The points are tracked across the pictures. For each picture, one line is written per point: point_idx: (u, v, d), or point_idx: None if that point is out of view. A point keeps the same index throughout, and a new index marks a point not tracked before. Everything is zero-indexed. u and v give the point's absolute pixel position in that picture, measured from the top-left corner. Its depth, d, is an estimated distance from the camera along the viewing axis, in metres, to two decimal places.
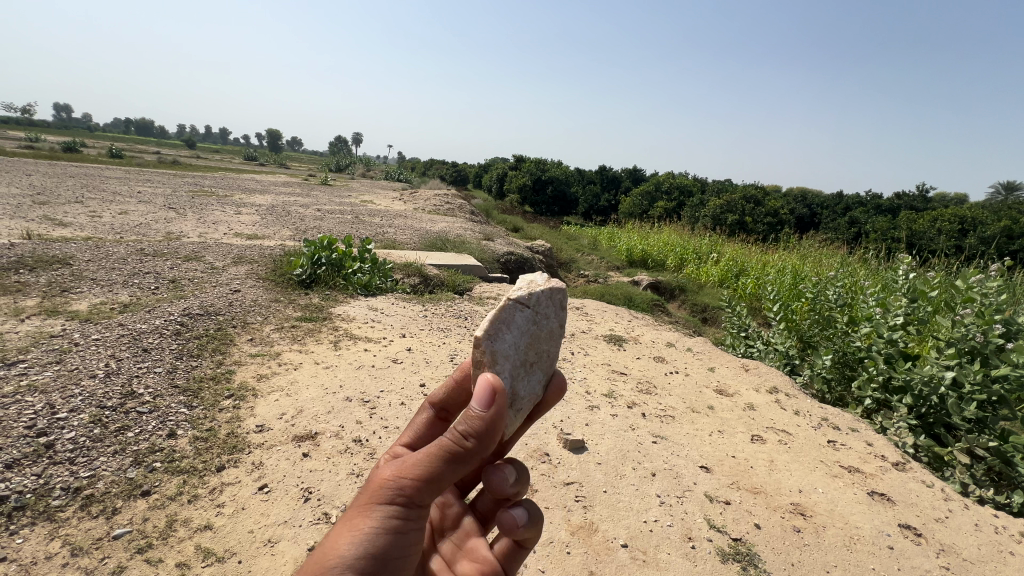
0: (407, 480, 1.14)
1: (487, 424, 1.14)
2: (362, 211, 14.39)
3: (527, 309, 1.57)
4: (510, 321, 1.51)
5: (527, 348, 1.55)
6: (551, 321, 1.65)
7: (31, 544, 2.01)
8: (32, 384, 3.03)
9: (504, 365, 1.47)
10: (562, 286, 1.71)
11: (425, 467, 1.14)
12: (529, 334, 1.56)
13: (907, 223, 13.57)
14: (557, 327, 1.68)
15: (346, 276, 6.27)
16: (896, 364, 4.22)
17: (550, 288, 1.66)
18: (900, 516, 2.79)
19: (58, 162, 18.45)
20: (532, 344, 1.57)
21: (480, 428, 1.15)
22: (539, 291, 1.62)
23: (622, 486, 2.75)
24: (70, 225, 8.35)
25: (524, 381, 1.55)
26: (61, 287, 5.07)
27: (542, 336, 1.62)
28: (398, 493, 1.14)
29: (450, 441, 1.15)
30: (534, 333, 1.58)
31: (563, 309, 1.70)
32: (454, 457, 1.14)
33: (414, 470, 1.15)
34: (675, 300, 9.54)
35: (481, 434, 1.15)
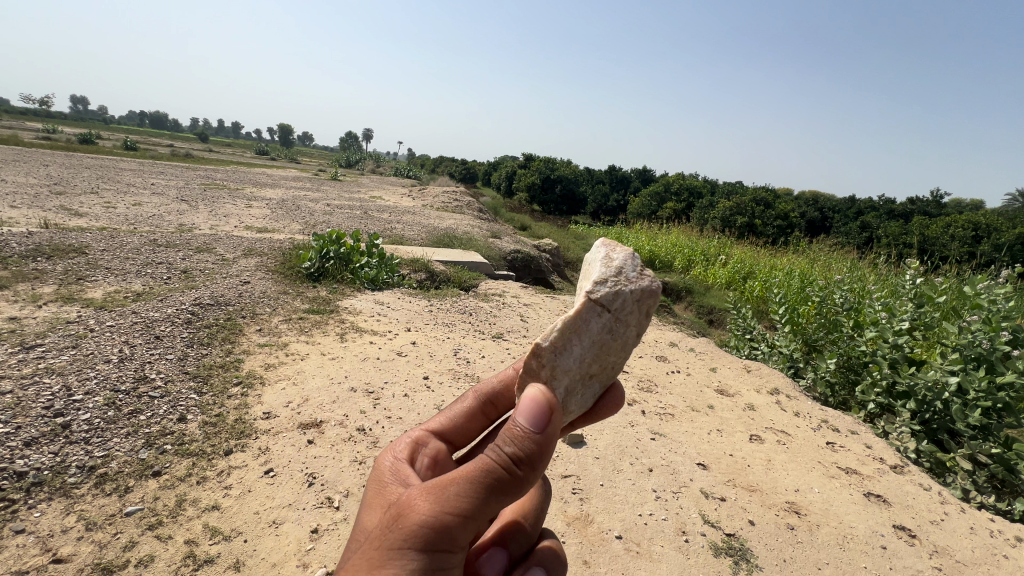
0: (440, 516, 1.02)
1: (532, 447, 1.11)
2: (371, 206, 14.53)
3: (605, 314, 1.42)
4: (579, 329, 1.40)
5: (592, 360, 1.45)
6: (628, 329, 1.48)
7: (48, 518, 2.10)
8: (49, 367, 3.14)
9: (564, 378, 1.41)
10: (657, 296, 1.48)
11: (464, 500, 1.04)
12: (599, 346, 1.44)
13: (919, 229, 13.42)
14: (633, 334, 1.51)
15: (354, 271, 6.36)
16: (900, 368, 4.23)
17: (641, 296, 1.46)
18: (895, 518, 2.82)
19: (75, 154, 18.80)
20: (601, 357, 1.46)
21: (525, 449, 1.13)
22: (625, 298, 1.44)
23: (619, 480, 2.80)
24: (85, 215, 8.53)
25: (580, 394, 1.48)
26: (77, 275, 5.21)
27: (614, 346, 1.48)
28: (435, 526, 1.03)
29: (492, 469, 1.08)
30: (606, 345, 1.45)
31: (648, 318, 1.50)
32: (494, 482, 1.08)
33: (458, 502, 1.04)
34: (681, 302, 9.54)
35: (524, 461, 1.12)
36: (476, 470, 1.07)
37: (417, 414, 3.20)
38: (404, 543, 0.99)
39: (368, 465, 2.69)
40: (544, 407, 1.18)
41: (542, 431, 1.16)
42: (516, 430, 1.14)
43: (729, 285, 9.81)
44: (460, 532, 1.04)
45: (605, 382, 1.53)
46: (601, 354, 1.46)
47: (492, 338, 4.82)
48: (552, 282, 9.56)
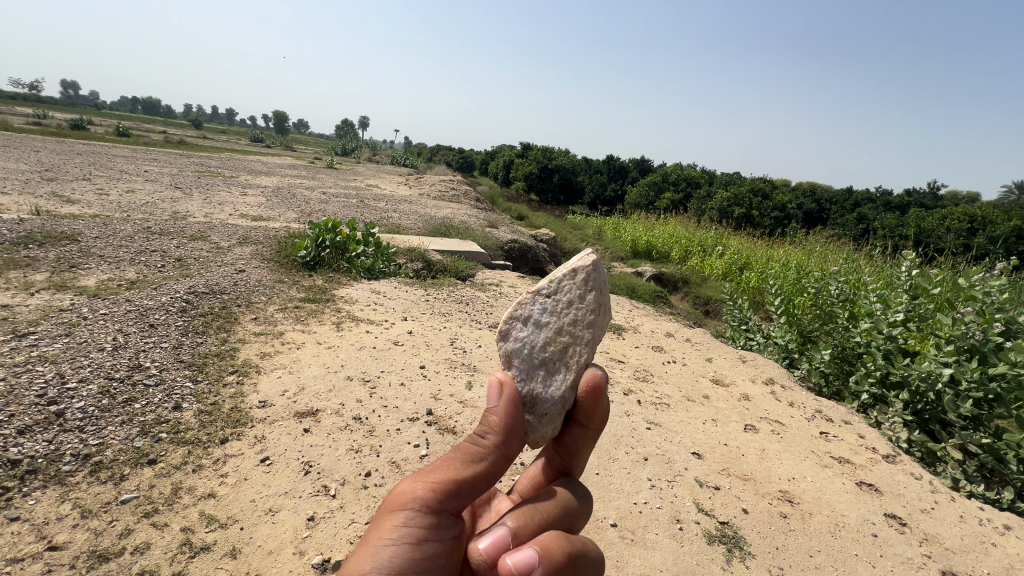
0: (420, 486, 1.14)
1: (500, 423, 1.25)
2: (367, 195, 14.42)
3: (544, 298, 1.53)
4: (524, 317, 1.53)
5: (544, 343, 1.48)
6: (574, 307, 1.50)
7: (43, 505, 2.09)
8: (42, 355, 3.12)
9: (519, 365, 1.46)
10: (593, 268, 1.51)
11: (440, 472, 1.17)
12: (544, 329, 1.50)
13: (915, 221, 13.44)
14: (584, 311, 1.50)
15: (350, 260, 6.33)
16: (894, 359, 4.26)
17: (573, 272, 1.53)
18: (886, 506, 2.85)
19: (67, 139, 18.55)
20: (555, 339, 1.47)
21: (498, 430, 1.26)
22: (559, 279, 1.53)
23: (614, 469, 2.81)
24: (77, 202, 8.43)
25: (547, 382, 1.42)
26: (70, 262, 5.15)
27: (567, 325, 1.49)
28: (416, 498, 1.13)
29: (466, 447, 1.22)
30: (554, 327, 1.49)
31: (591, 290, 1.50)
32: (470, 457, 1.21)
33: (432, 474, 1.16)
34: (677, 293, 9.56)
35: (497, 441, 1.25)
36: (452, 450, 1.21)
37: (413, 403, 3.20)
38: (389, 511, 1.12)
39: (364, 454, 2.69)
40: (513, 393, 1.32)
41: (513, 415, 1.29)
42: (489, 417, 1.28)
43: (725, 276, 9.82)
44: (442, 504, 1.14)
45: (578, 368, 1.44)
46: (555, 334, 1.47)
47: (488, 328, 4.82)
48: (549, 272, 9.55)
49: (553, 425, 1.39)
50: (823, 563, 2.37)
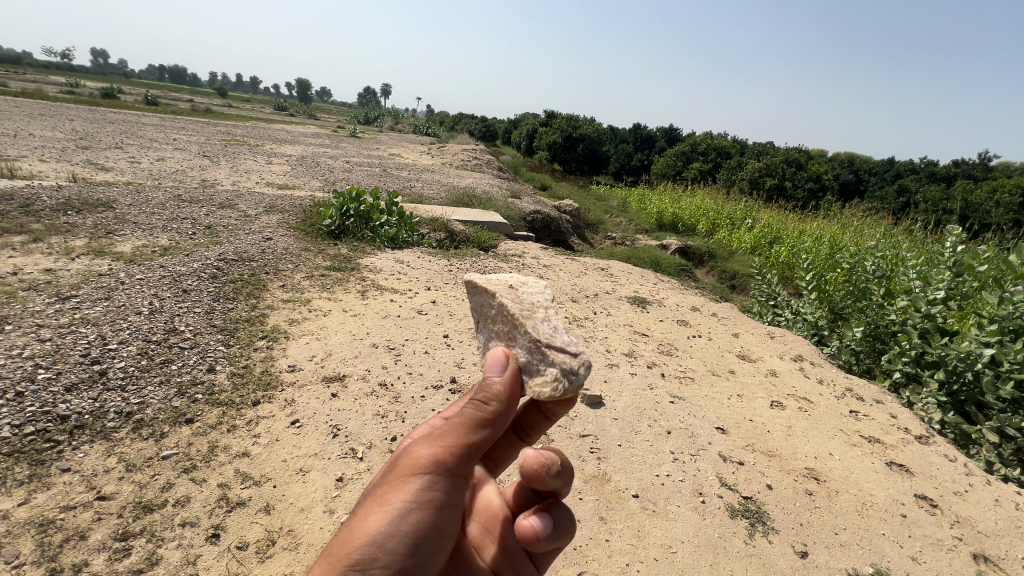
0: (439, 453, 1.07)
1: (506, 390, 1.13)
2: (390, 164, 14.37)
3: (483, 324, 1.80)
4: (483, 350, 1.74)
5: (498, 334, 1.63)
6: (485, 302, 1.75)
7: (91, 458, 2.21)
8: (84, 317, 3.25)
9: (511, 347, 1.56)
10: (474, 280, 1.83)
11: (456, 438, 1.09)
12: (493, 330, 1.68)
13: (962, 195, 12.71)
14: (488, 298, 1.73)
15: (374, 229, 6.36)
16: (931, 339, 4.09)
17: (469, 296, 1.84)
18: (917, 487, 2.79)
19: (99, 108, 18.88)
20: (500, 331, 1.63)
21: (502, 399, 1.15)
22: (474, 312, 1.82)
23: (637, 441, 2.81)
24: (111, 170, 8.63)
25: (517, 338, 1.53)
26: (106, 229, 5.31)
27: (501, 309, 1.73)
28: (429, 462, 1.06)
29: (477, 412, 1.12)
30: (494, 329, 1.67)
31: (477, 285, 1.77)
32: (484, 423, 1.12)
33: (445, 439, 1.08)
34: (703, 267, 9.34)
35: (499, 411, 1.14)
36: (462, 413, 1.12)
37: (438, 371, 3.25)
38: (409, 477, 1.05)
39: (390, 419, 2.75)
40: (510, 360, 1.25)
41: (518, 384, 1.21)
42: (494, 384, 1.17)
43: (755, 250, 9.53)
44: (458, 469, 1.09)
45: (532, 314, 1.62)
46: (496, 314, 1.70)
47: None
48: (572, 243, 9.42)
49: (544, 368, 1.38)
50: (848, 541, 2.34)
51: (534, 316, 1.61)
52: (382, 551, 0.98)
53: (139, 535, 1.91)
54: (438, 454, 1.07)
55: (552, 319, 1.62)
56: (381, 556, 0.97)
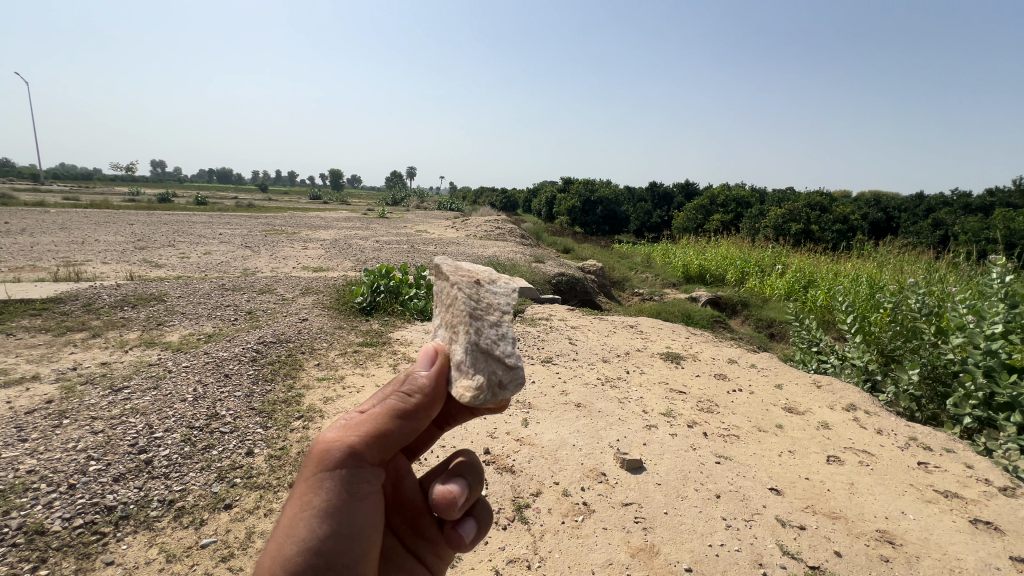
0: (349, 442, 1.09)
1: (429, 381, 1.23)
2: (417, 240, 15.04)
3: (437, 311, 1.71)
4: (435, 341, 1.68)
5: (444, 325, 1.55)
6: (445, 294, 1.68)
7: (134, 550, 2.23)
8: (134, 407, 3.41)
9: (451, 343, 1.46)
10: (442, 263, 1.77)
11: (368, 426, 1.13)
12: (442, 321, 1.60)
13: (1003, 223, 12.24)
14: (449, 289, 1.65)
15: (404, 302, 6.56)
16: (998, 377, 3.82)
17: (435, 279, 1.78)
18: (1012, 548, 2.48)
19: (156, 212, 20.78)
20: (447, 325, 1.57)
21: (424, 394, 1.23)
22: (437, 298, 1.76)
23: (684, 508, 2.64)
24: (164, 266, 9.35)
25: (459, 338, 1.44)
26: (157, 320, 5.68)
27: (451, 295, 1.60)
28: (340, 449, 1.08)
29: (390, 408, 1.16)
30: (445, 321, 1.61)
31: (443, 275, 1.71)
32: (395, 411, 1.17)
33: (362, 428, 1.12)
34: (736, 317, 9.12)
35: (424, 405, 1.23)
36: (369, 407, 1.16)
37: (471, 441, 3.19)
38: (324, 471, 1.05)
39: None
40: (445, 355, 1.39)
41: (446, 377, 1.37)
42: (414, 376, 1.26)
43: (789, 296, 9.27)
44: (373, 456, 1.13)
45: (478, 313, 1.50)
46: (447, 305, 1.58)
47: (541, 362, 4.79)
48: (599, 302, 9.41)
49: (473, 372, 1.34)
50: None
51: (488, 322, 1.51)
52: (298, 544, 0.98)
53: None
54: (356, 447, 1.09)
55: (501, 326, 1.54)
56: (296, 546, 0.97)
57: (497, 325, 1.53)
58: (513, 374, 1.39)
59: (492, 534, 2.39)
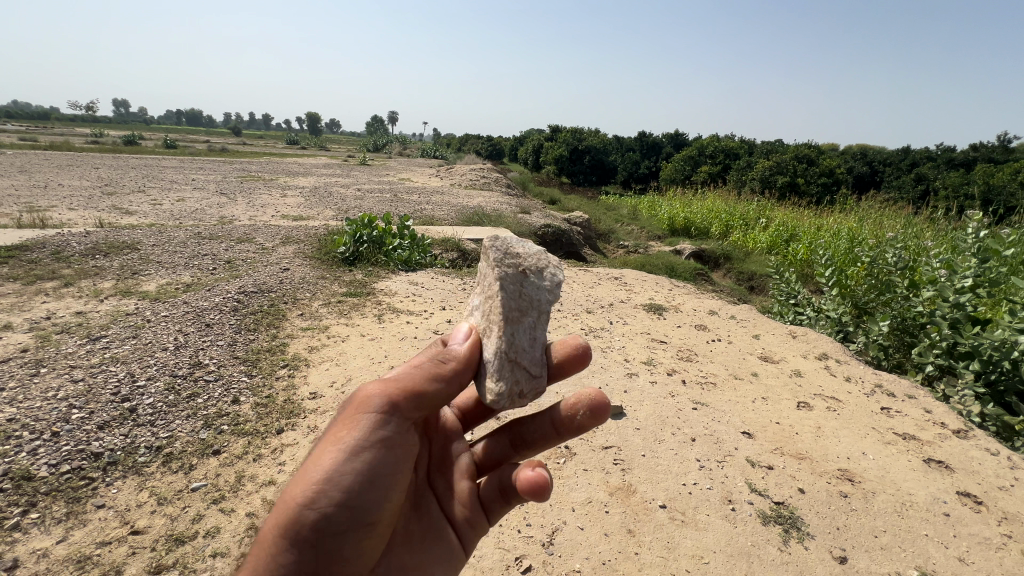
0: (387, 392, 1.29)
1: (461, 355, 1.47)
2: (400, 189, 14.64)
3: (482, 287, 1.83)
4: (475, 309, 1.83)
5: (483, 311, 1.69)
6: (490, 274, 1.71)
7: (124, 493, 2.26)
8: (114, 356, 3.36)
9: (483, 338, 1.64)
10: (493, 238, 1.75)
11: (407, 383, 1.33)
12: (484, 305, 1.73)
13: (983, 179, 12.41)
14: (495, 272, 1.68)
15: (387, 253, 6.48)
16: (962, 329, 3.99)
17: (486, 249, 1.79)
18: (959, 484, 2.68)
19: (122, 155, 19.70)
20: (487, 312, 1.67)
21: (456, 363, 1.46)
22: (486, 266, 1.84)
23: (661, 450, 2.77)
24: (135, 213, 8.97)
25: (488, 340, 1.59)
26: (132, 269, 5.52)
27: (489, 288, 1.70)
28: (379, 399, 1.28)
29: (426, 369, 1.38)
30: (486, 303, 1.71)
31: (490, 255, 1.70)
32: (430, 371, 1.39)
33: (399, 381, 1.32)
34: (718, 269, 9.25)
35: (458, 371, 1.46)
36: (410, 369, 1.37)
37: None
38: (362, 416, 1.26)
39: None
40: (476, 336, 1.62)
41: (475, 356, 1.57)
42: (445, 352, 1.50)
43: (771, 250, 9.35)
44: (409, 412, 1.33)
45: (513, 318, 1.59)
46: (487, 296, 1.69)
47: None
48: (585, 254, 9.41)
49: (499, 381, 1.50)
50: (889, 544, 2.25)
51: (519, 325, 1.60)
52: (329, 481, 1.17)
53: (172, 568, 1.92)
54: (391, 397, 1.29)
55: (536, 330, 1.64)
56: (325, 483, 1.17)
57: (533, 329, 1.63)
58: (534, 383, 1.57)
59: None
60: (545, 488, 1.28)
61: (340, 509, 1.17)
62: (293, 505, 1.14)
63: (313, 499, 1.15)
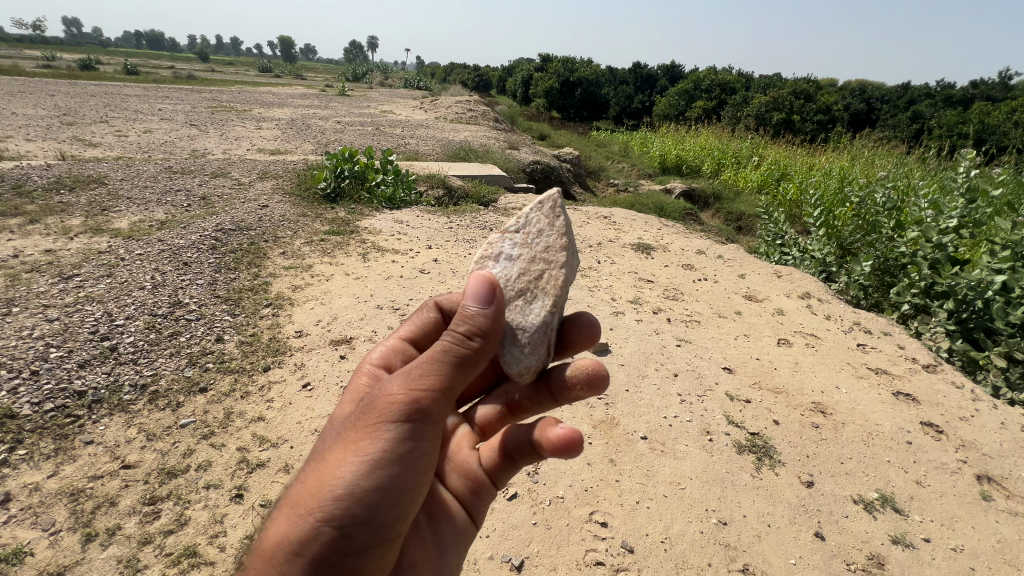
0: (408, 398, 1.15)
1: (487, 328, 1.19)
2: (382, 122, 13.94)
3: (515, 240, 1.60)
4: (497, 255, 1.57)
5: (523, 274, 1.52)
6: (545, 235, 1.57)
7: (113, 430, 2.27)
8: (89, 295, 3.26)
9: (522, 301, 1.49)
10: (560, 207, 1.60)
11: (431, 383, 1.16)
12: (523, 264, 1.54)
13: (979, 118, 12.20)
14: (556, 239, 1.56)
15: (370, 189, 6.25)
16: (941, 269, 4.07)
17: (544, 211, 1.60)
18: (923, 415, 2.82)
19: (79, 81, 18.25)
20: (529, 275, 1.51)
21: (485, 343, 1.22)
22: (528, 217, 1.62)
23: (644, 385, 2.84)
24: (99, 145, 8.44)
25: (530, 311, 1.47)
26: (101, 205, 5.26)
27: (540, 254, 1.55)
28: (398, 408, 1.14)
29: (451, 360, 1.18)
30: (528, 263, 1.54)
31: (557, 221, 1.58)
32: (461, 357, 1.19)
33: (422, 382, 1.15)
34: (708, 209, 9.18)
35: (488, 351, 1.24)
36: (436, 355, 1.17)
37: None
38: (381, 426, 1.13)
39: None
40: (495, 284, 1.24)
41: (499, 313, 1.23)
42: (467, 314, 1.20)
43: (762, 190, 9.23)
44: (433, 415, 1.18)
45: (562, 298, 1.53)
46: (536, 263, 1.53)
47: None
48: (574, 192, 9.22)
49: (534, 357, 1.42)
50: (854, 469, 2.38)
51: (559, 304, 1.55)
52: (347, 499, 1.09)
53: (167, 499, 1.97)
54: (413, 404, 1.15)
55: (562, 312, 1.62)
56: (341, 501, 1.08)
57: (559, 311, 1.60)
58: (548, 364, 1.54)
59: None
60: (577, 444, 1.21)
61: (362, 525, 1.10)
62: (309, 525, 1.07)
63: (328, 517, 1.07)
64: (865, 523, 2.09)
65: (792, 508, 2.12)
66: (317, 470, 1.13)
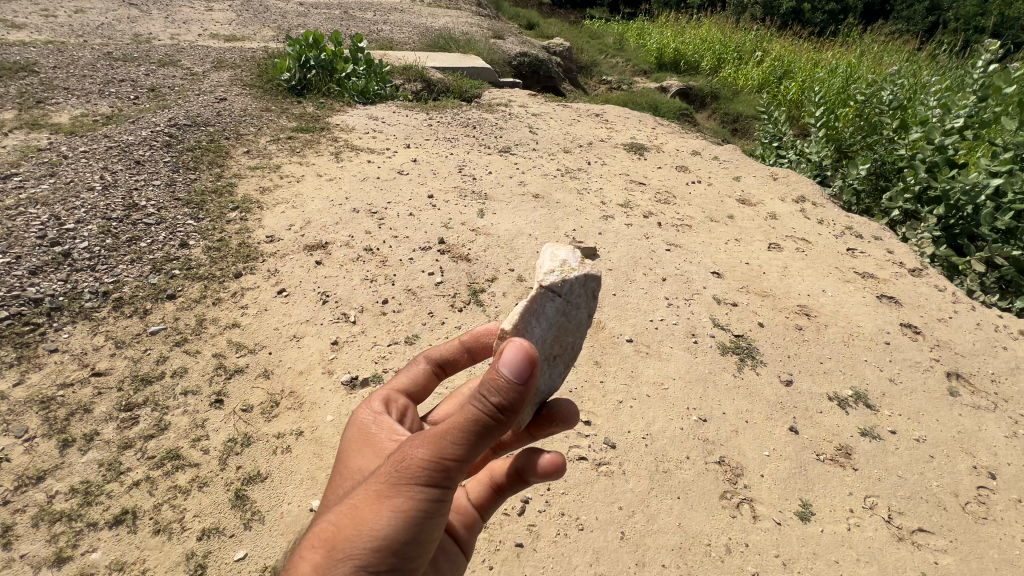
0: (435, 464, 0.90)
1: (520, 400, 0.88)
2: (351, 4, 12.38)
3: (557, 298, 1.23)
4: (540, 315, 1.20)
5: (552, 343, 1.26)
6: (584, 309, 1.31)
7: (78, 338, 2.17)
8: (32, 197, 2.96)
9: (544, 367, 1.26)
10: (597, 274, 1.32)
11: (461, 450, 0.90)
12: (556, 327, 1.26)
13: (1000, 10, 11.31)
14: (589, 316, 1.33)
15: (340, 82, 5.65)
16: (938, 173, 3.96)
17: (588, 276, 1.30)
18: (904, 317, 2.85)
19: None
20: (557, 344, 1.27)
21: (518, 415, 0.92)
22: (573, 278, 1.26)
23: (631, 289, 2.78)
24: (23, 26, 7.36)
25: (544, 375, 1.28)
26: (34, 97, 4.67)
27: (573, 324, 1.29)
28: (424, 471, 0.90)
29: (480, 431, 0.89)
30: (560, 330, 1.27)
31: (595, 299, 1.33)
32: (490, 432, 0.91)
33: (452, 449, 0.90)
34: (705, 109, 8.64)
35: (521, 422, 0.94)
36: (466, 426, 0.89)
37: (426, 233, 3.10)
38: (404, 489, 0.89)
39: (379, 282, 2.68)
40: (535, 359, 0.92)
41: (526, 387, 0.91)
42: (502, 382, 0.89)
43: (762, 89, 8.63)
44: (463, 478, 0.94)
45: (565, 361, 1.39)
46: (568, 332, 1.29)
47: (499, 152, 4.44)
48: (564, 89, 8.54)
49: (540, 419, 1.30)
50: (831, 368, 2.42)
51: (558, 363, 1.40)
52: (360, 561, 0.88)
53: (143, 405, 1.92)
54: (438, 471, 0.90)
55: None
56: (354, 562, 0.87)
57: None
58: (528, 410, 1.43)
59: (449, 316, 2.48)
60: (563, 467, 1.07)
61: None
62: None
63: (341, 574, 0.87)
64: (837, 418, 2.16)
65: (769, 405, 2.17)
66: (329, 523, 0.90)
